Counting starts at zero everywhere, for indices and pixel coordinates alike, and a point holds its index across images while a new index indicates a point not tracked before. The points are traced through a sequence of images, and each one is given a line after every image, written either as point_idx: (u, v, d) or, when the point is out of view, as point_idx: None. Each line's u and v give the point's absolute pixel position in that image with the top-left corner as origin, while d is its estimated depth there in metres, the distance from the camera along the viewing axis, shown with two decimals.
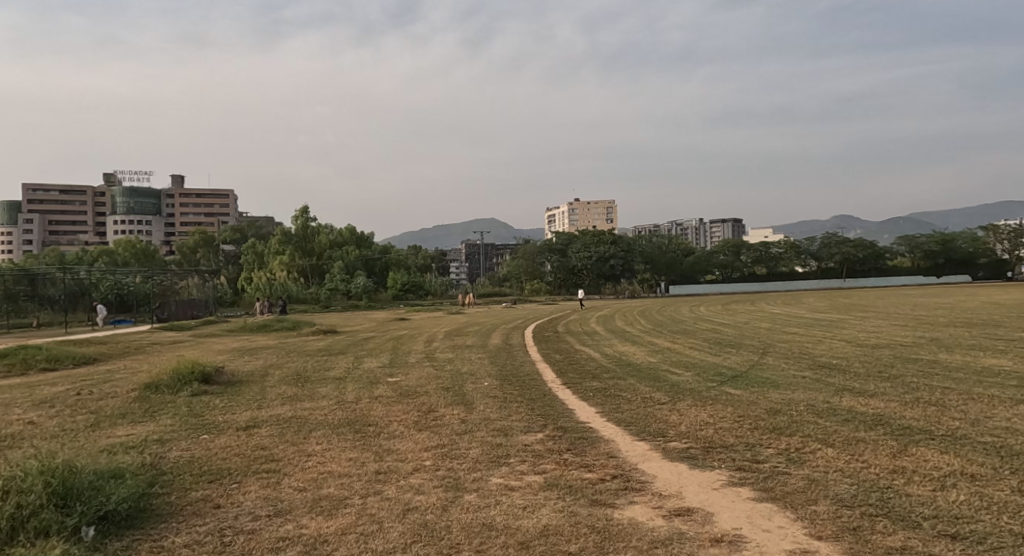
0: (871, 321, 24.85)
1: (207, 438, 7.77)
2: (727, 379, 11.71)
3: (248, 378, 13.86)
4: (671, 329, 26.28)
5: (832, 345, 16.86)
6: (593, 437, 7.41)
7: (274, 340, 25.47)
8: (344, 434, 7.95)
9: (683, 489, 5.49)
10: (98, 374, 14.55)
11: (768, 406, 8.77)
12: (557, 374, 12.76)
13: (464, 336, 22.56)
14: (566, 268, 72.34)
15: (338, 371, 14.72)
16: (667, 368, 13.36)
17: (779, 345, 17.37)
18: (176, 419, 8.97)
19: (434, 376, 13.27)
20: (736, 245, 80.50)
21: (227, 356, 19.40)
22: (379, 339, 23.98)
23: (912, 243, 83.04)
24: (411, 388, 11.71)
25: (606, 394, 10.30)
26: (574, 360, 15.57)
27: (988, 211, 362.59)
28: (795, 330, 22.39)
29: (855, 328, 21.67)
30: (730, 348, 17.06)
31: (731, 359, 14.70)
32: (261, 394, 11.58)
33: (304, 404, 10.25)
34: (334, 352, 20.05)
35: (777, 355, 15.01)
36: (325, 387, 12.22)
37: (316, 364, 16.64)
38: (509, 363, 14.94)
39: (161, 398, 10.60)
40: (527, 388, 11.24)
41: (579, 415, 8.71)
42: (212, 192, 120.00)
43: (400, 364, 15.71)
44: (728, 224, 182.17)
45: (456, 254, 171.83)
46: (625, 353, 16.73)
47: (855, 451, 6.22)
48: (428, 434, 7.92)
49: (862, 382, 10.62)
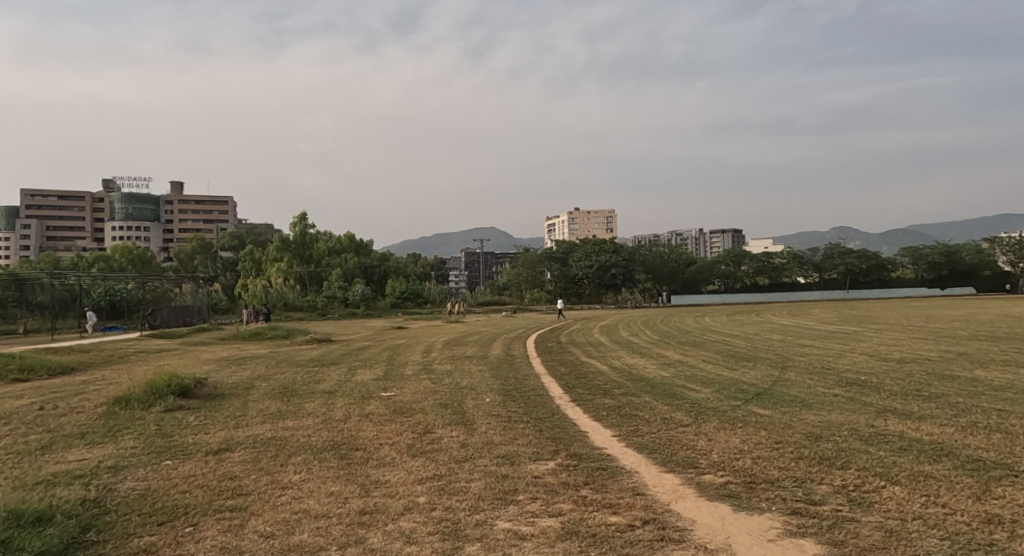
0: (889, 333, 23.84)
1: (168, 463, 6.78)
2: (751, 397, 10.70)
3: (232, 391, 12.91)
4: (679, 340, 25.26)
5: (854, 359, 15.91)
6: (613, 468, 6.44)
7: (266, 349, 24.51)
8: (326, 461, 6.96)
9: (732, 543, 4.56)
10: (71, 385, 13.58)
11: (806, 430, 7.81)
12: (565, 390, 11.79)
13: (464, 346, 21.60)
14: (566, 277, 71.91)
15: (328, 384, 13.72)
16: (684, 384, 12.37)
17: (797, 359, 16.35)
18: (139, 440, 7.96)
19: (431, 391, 12.27)
20: (738, 253, 79.52)
21: (215, 366, 18.44)
22: (376, 348, 23.00)
23: (915, 254, 82.32)
24: (407, 404, 10.72)
25: (621, 414, 9.34)
26: (582, 374, 14.57)
27: (988, 223, 362.39)
28: (809, 342, 21.44)
29: (872, 341, 20.72)
30: (744, 362, 16.06)
31: (751, 374, 13.72)
32: (242, 410, 10.59)
33: (287, 423, 9.24)
34: (327, 362, 19.10)
35: (799, 370, 14.04)
36: (312, 403, 11.22)
37: (306, 375, 15.68)
38: (511, 377, 13.94)
39: (129, 415, 9.61)
40: (533, 406, 10.25)
41: (594, 439, 7.75)
42: (210, 199, 119.27)
43: (395, 376, 14.72)
44: (728, 235, 181.69)
45: (456, 262, 171.13)
46: (635, 366, 15.73)
47: (930, 491, 5.29)
48: (424, 461, 6.92)
49: (903, 401, 9.64)
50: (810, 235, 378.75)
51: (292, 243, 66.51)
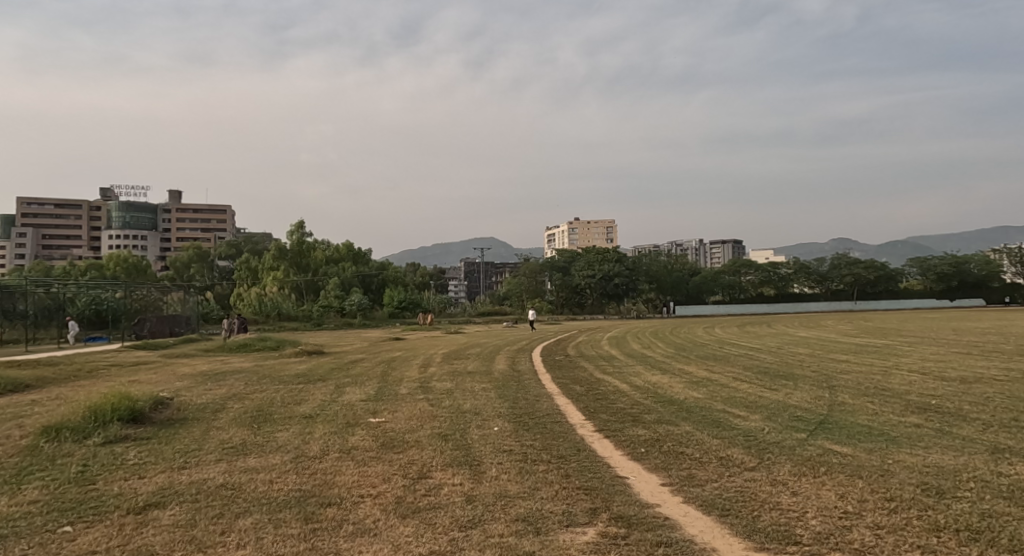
0: (926, 347, 21.85)
1: (66, 534, 5.03)
2: (813, 427, 8.83)
3: (195, 415, 11.04)
4: (697, 353, 23.45)
5: (905, 378, 14.00)
6: (679, 546, 4.71)
7: (251, 362, 22.65)
8: (288, 527, 5.19)
9: None
10: (11, 407, 11.67)
11: (918, 480, 6.01)
12: (586, 417, 9.97)
13: (465, 360, 19.69)
14: (568, 287, 70.10)
15: (309, 407, 11.85)
16: (725, 410, 10.53)
17: (842, 377, 14.45)
18: (47, 490, 6.12)
19: (428, 416, 10.44)
20: (742, 263, 77.65)
21: (187, 383, 16.49)
22: (369, 362, 20.99)
23: (924, 265, 80.24)
24: (399, 435, 8.88)
25: (664, 454, 7.52)
26: (601, 394, 12.75)
27: (989, 234, 361.15)
28: (843, 357, 19.54)
29: (911, 356, 18.85)
30: (782, 381, 14.13)
31: (796, 396, 11.89)
32: (199, 441, 8.73)
33: (247, 463, 7.39)
34: (313, 378, 17.16)
35: (851, 391, 12.18)
36: (286, 433, 9.34)
37: (287, 394, 13.83)
38: (520, 398, 12.10)
39: (55, 449, 7.78)
40: (552, 439, 8.45)
41: (641, 494, 5.94)
42: (208, 207, 117.43)
43: (388, 397, 12.80)
44: (727, 246, 180.26)
45: (457, 273, 169.37)
46: (658, 385, 13.89)
47: None
48: (415, 529, 5.12)
49: (1013, 437, 7.75)
50: (810, 246, 377.31)
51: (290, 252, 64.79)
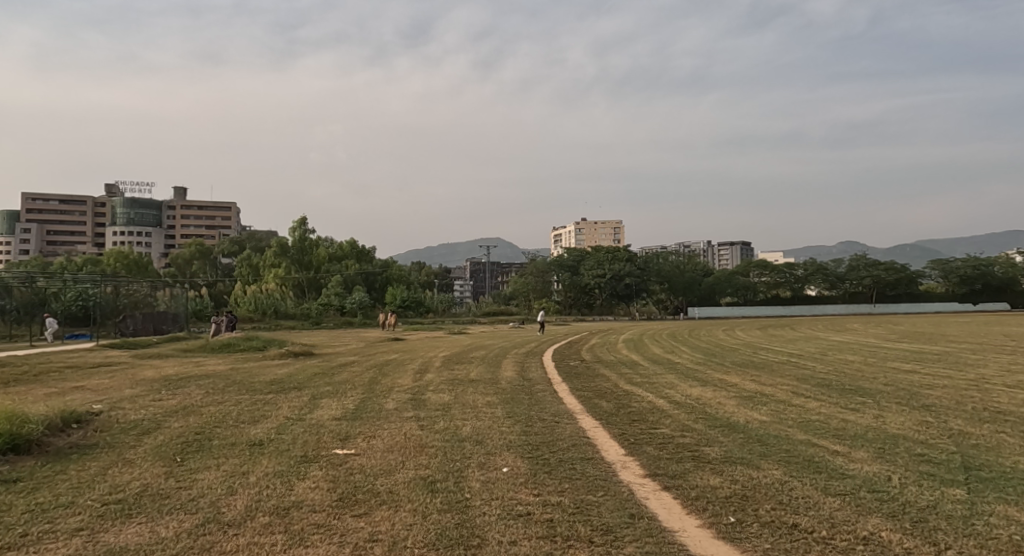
0: (996, 356, 18.84)
1: None
2: (961, 477, 6.13)
3: (111, 440, 8.45)
4: (730, 359, 20.56)
5: (1011, 396, 11.21)
6: None
7: (227, 365, 20.02)
8: None
9: None
10: None
11: None
12: (629, 452, 7.37)
13: (466, 366, 16.98)
14: (577, 286, 67.42)
15: (263, 429, 9.16)
16: (809, 441, 7.89)
17: (930, 394, 11.64)
18: None
19: (411, 446, 7.73)
20: (758, 264, 74.64)
21: (138, 392, 13.90)
22: (359, 367, 18.30)
23: (946, 267, 76.51)
24: (366, 480, 6.21)
25: (766, 526, 4.86)
26: (635, 412, 10.14)
27: (1000, 239, 355.86)
28: (906, 367, 16.60)
29: (988, 367, 16.05)
30: (858, 398, 11.37)
31: (892, 421, 9.14)
32: (79, 489, 6.08)
33: (120, 538, 4.76)
34: (287, 386, 14.54)
35: (964, 417, 9.31)
36: (211, 474, 6.69)
37: (245, 409, 11.15)
38: (533, 420, 9.39)
39: None
40: (589, 494, 5.74)
41: None
42: (214, 203, 114.85)
43: (368, 414, 10.10)
44: (736, 247, 177.43)
45: (462, 272, 167.11)
46: (706, 403, 11.09)
47: None
48: None
49: None
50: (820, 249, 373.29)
51: (291, 249, 62.85)
